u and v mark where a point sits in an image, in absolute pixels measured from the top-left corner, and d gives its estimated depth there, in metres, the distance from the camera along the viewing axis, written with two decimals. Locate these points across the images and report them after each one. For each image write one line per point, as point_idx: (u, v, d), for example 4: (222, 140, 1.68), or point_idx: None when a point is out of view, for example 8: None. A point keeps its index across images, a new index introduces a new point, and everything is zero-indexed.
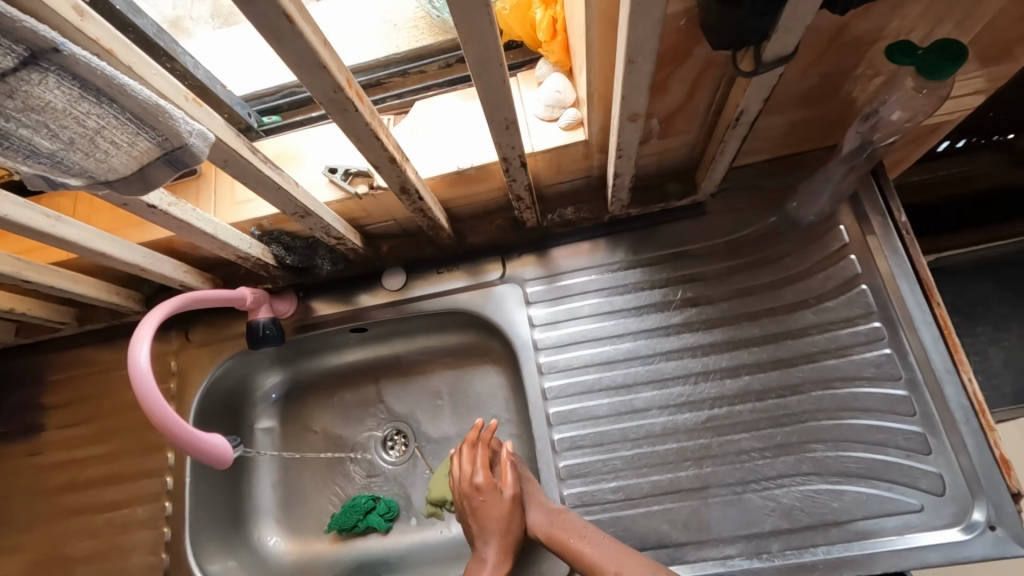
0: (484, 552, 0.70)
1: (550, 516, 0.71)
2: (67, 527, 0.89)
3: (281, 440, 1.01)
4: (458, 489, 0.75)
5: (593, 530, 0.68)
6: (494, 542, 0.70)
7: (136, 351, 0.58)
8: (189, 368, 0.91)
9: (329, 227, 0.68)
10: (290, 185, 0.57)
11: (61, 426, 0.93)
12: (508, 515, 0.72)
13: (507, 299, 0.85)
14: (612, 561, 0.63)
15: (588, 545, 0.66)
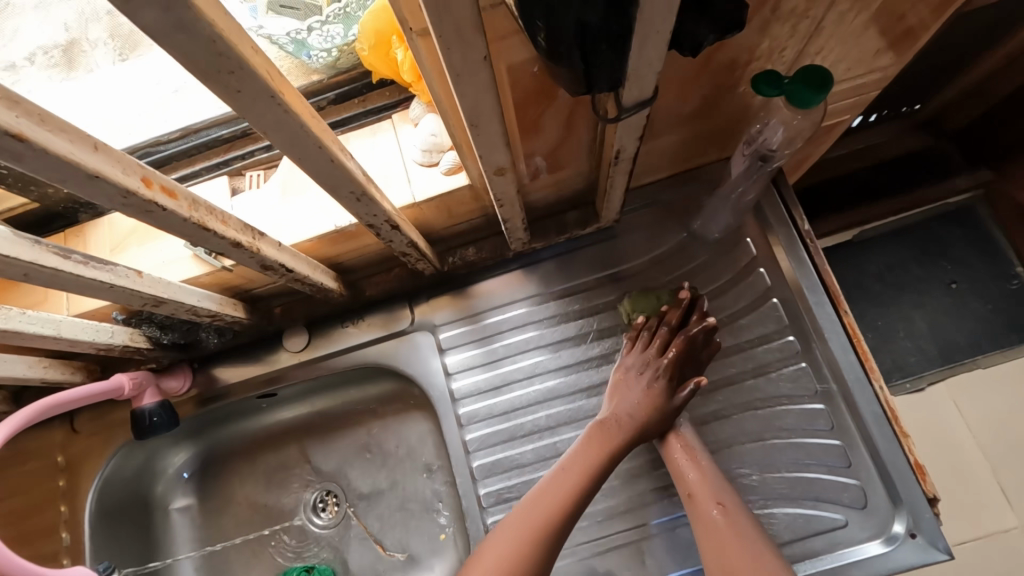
0: (568, 463, 0.64)
1: (677, 422, 0.68)
2: None
3: (200, 519, 0.93)
4: (630, 368, 0.69)
5: (697, 447, 0.66)
6: (576, 461, 0.64)
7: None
8: (78, 462, 0.83)
9: (195, 308, 0.61)
10: (128, 280, 0.50)
11: None
12: (621, 425, 0.66)
13: (419, 348, 0.79)
14: (704, 491, 0.63)
15: (686, 467, 0.65)
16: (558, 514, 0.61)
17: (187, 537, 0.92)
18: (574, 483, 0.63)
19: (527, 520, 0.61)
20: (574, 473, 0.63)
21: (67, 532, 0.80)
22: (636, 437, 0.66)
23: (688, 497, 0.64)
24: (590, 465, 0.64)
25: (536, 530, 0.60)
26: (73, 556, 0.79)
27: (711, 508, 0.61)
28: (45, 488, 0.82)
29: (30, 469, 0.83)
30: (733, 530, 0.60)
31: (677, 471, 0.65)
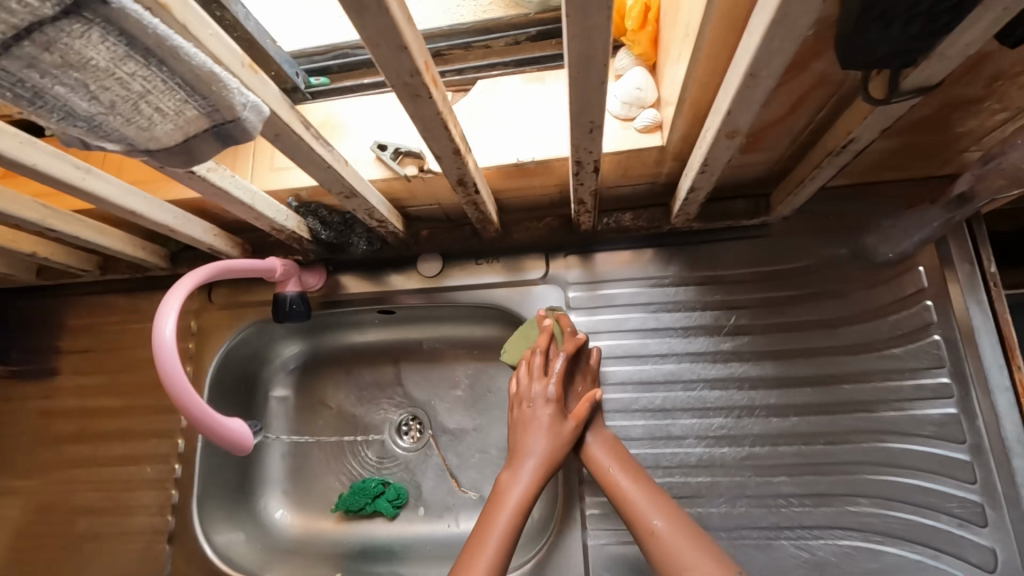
0: (504, 510, 0.59)
1: (589, 440, 0.67)
2: (76, 475, 0.87)
3: (294, 411, 0.99)
4: (528, 399, 0.68)
5: (623, 459, 0.65)
6: (514, 505, 0.59)
7: (161, 333, 0.53)
8: (208, 331, 0.89)
9: (372, 209, 0.64)
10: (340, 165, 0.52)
11: (78, 373, 0.91)
12: (539, 455, 0.64)
13: (546, 300, 0.80)
14: (643, 501, 0.61)
15: (614, 477, 0.63)
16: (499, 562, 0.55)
17: (281, 423, 0.98)
18: (513, 526, 0.58)
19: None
20: (510, 515, 0.59)
21: None
22: (554, 464, 0.64)
23: (625, 515, 0.61)
24: (525, 500, 0.60)
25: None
26: None
27: (654, 518, 0.59)
28: (177, 347, 0.89)
29: None
30: (685, 538, 0.57)
31: (611, 489, 0.63)
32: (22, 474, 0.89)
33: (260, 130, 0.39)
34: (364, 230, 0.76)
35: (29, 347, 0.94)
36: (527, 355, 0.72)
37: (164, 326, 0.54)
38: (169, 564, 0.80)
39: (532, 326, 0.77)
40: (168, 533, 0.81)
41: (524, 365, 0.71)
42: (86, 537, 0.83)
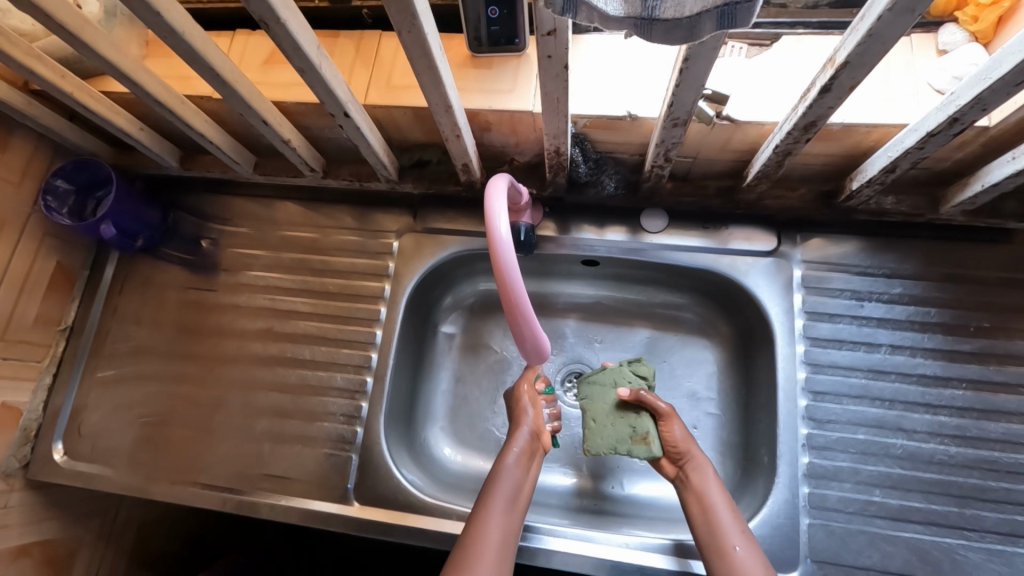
0: (505, 468, 0.69)
1: (675, 433, 0.71)
2: (255, 373, 0.87)
3: (460, 349, 0.98)
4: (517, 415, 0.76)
5: (707, 470, 0.68)
6: (524, 471, 0.70)
7: (501, 236, 0.52)
8: (409, 253, 0.88)
9: (673, 145, 0.63)
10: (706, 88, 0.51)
11: (266, 273, 0.91)
12: (525, 441, 0.73)
13: (776, 274, 0.78)
14: (729, 527, 0.62)
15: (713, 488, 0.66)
16: (511, 515, 0.65)
17: (448, 359, 0.97)
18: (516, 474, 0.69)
19: (493, 525, 0.63)
20: (509, 474, 0.68)
21: (384, 307, 0.86)
22: (535, 432, 0.75)
23: (703, 532, 0.64)
24: (524, 463, 0.71)
25: (499, 532, 0.63)
26: (385, 328, 0.85)
27: (734, 542, 0.61)
28: (374, 263, 0.88)
29: (364, 241, 0.90)
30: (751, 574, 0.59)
31: (691, 493, 0.67)
32: (198, 364, 0.89)
33: (751, 15, 0.36)
34: (615, 171, 0.79)
35: (216, 240, 0.93)
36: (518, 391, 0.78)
37: (498, 229, 0.53)
38: (355, 475, 0.79)
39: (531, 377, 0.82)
40: (355, 444, 0.81)
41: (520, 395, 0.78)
42: (266, 436, 0.83)
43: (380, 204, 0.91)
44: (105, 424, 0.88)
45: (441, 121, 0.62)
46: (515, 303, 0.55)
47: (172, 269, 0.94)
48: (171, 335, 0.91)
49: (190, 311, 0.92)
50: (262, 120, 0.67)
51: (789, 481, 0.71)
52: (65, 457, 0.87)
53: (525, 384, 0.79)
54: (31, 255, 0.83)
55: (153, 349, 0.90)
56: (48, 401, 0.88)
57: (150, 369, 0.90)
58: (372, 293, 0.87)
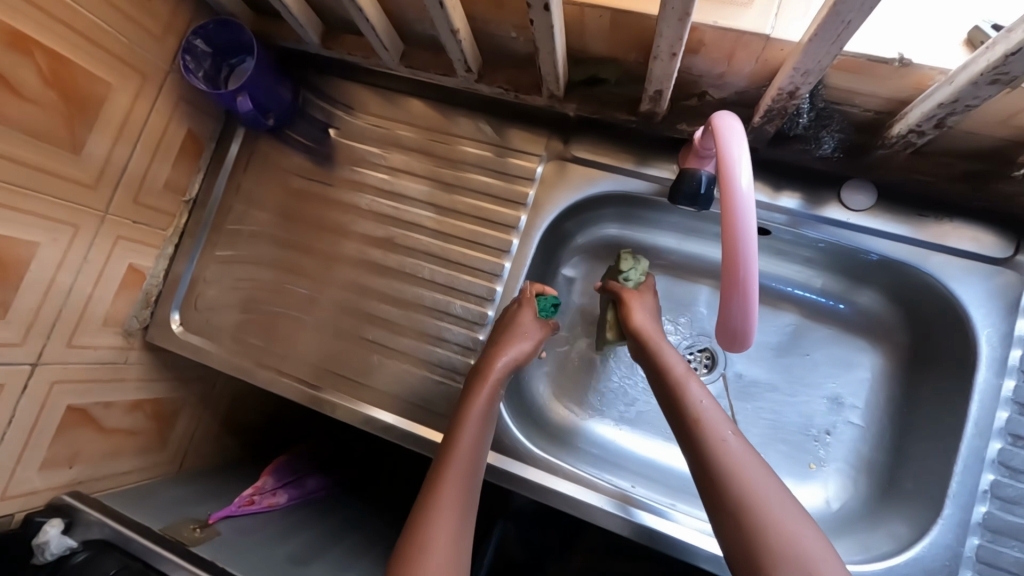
0: (471, 417, 0.65)
1: (639, 325, 0.70)
2: (371, 282, 0.82)
3: (578, 295, 0.91)
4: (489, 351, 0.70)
5: (678, 363, 0.64)
6: (490, 417, 0.67)
7: (740, 193, 0.44)
8: (551, 183, 0.79)
9: (966, 108, 0.48)
10: None
11: (392, 177, 0.84)
12: (500, 381, 0.68)
13: (1001, 287, 0.64)
14: (714, 418, 0.58)
15: (687, 379, 0.62)
16: (471, 468, 0.63)
17: (564, 303, 0.90)
18: (478, 425, 0.65)
19: (454, 480, 0.61)
20: (476, 423, 0.65)
21: (517, 239, 0.78)
22: (515, 369, 0.70)
23: (684, 427, 0.59)
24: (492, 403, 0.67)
25: (460, 487, 0.61)
26: (513, 261, 0.78)
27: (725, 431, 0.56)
28: (512, 186, 0.79)
29: (504, 161, 0.80)
30: (743, 462, 0.53)
31: (663, 391, 0.63)
32: (314, 262, 0.85)
33: None
34: (839, 128, 0.64)
35: (344, 132, 0.87)
36: (497, 323, 0.73)
37: (739, 190, 0.45)
38: None
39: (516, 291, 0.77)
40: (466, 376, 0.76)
41: (502, 326, 0.73)
42: (376, 348, 0.80)
43: (528, 121, 0.80)
44: (220, 303, 0.88)
45: (667, 33, 0.50)
46: (740, 278, 0.45)
47: (296, 155, 0.88)
48: (288, 225, 0.87)
49: (311, 204, 0.87)
50: (439, 1, 0.56)
51: (956, 527, 0.62)
52: (182, 328, 0.87)
53: (520, 304, 0.73)
54: (165, 119, 0.79)
55: (271, 236, 0.87)
56: (169, 270, 0.88)
57: (266, 257, 0.87)
58: (505, 221, 0.79)
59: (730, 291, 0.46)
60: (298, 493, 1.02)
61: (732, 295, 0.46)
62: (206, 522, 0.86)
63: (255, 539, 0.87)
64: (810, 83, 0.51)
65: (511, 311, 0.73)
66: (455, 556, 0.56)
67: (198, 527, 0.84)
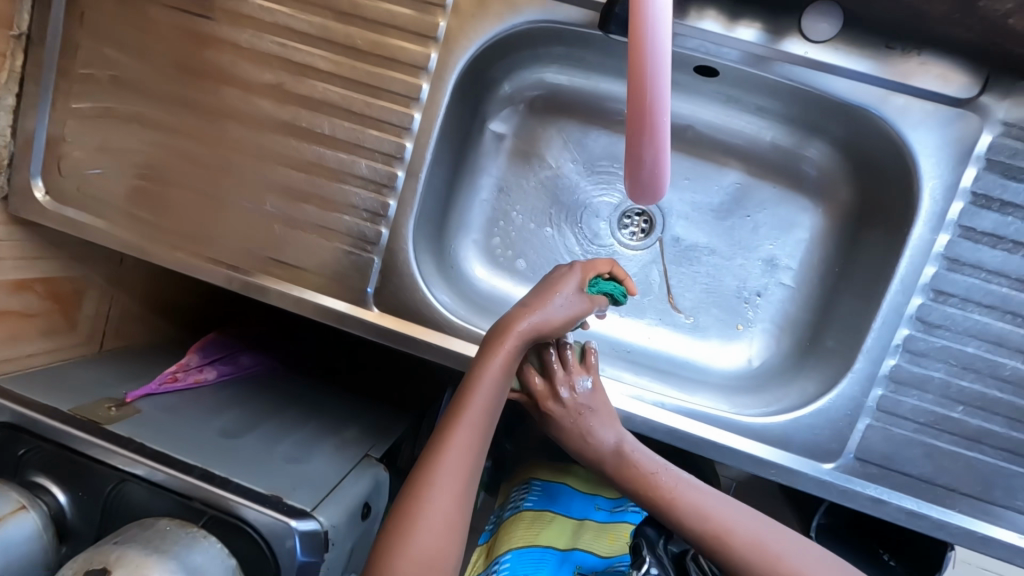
0: (485, 376, 0.59)
1: (604, 442, 0.64)
2: (262, 139, 0.70)
3: (510, 154, 0.82)
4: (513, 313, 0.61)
5: (659, 467, 0.64)
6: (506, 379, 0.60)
7: None
8: (467, 10, 0.65)
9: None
10: None
11: (273, 4, 0.68)
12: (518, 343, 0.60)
13: (960, 132, 0.58)
14: (721, 509, 0.60)
15: (672, 484, 0.62)
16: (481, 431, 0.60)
17: (493, 164, 0.81)
18: (489, 396, 0.60)
19: (454, 454, 0.58)
20: (489, 386, 0.59)
21: (428, 83, 0.66)
22: (542, 336, 0.61)
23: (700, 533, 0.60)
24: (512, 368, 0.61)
25: (459, 468, 0.58)
26: (426, 112, 0.67)
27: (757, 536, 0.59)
28: (421, 15, 0.65)
29: None
30: (763, 545, 0.58)
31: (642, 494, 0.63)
32: (193, 115, 0.71)
33: None
34: None
35: None
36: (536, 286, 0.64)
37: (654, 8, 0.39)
38: (376, 278, 0.70)
39: (562, 268, 0.65)
40: (379, 245, 0.69)
41: (541, 288, 0.63)
42: (276, 218, 0.71)
43: None
44: (89, 167, 0.75)
45: None
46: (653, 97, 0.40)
47: None
48: (157, 68, 0.71)
49: (178, 41, 0.71)
50: None
51: (863, 379, 0.62)
52: (48, 197, 0.75)
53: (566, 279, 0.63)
54: None
55: (135, 83, 0.72)
56: (17, 126, 0.73)
57: (134, 109, 0.72)
58: (413, 61, 0.66)
59: (640, 128, 0.42)
60: (229, 369, 0.99)
61: (639, 131, 0.43)
62: (123, 400, 0.82)
63: (180, 415, 0.84)
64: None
65: (555, 280, 0.63)
66: (444, 539, 0.56)
67: (114, 406, 0.80)
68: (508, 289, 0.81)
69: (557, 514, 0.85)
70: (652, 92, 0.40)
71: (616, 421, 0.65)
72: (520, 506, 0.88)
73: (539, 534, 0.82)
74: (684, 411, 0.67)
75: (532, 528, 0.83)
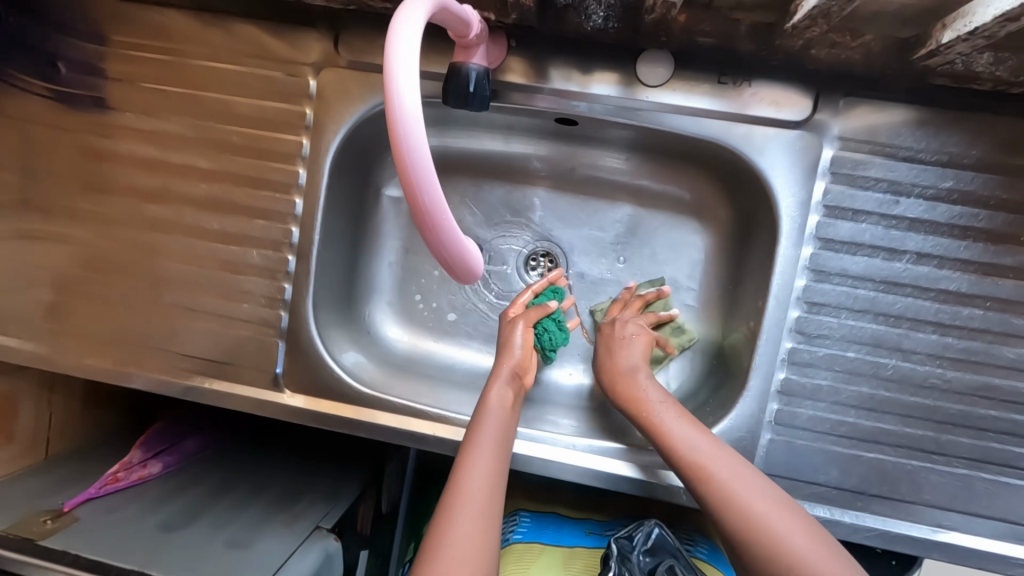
0: (490, 405, 0.62)
1: (690, 445, 0.58)
2: (156, 241, 0.72)
3: (410, 217, 0.84)
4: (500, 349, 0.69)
5: (732, 475, 0.56)
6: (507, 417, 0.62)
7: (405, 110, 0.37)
8: (331, 95, 0.68)
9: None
10: None
11: (148, 114, 0.71)
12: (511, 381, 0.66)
13: (803, 152, 0.61)
14: (795, 526, 0.52)
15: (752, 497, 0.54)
16: (498, 458, 0.58)
17: (394, 228, 0.84)
18: (499, 429, 0.61)
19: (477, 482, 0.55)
20: (499, 414, 0.62)
21: (305, 168, 0.69)
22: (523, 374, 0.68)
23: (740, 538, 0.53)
24: (513, 402, 0.64)
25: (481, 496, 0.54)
26: (306, 195, 0.69)
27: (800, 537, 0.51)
28: (287, 107, 0.68)
29: (273, 76, 0.68)
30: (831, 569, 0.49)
31: (734, 518, 0.53)
32: (88, 227, 0.74)
33: None
34: None
35: (82, 64, 0.71)
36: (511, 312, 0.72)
37: (401, 107, 0.37)
38: (283, 360, 0.71)
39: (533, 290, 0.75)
40: (280, 328, 0.71)
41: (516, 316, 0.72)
42: (179, 316, 0.72)
43: (288, 23, 0.67)
44: None
45: None
46: (423, 205, 0.39)
47: (29, 102, 0.73)
48: (49, 187, 0.74)
49: (65, 160, 0.73)
50: None
51: (759, 396, 0.63)
52: None
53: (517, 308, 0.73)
54: None
55: (29, 204, 0.74)
56: None
57: (32, 229, 0.75)
58: (288, 149, 0.69)
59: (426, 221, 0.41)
60: (174, 458, 0.99)
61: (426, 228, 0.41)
62: (59, 511, 0.82)
63: (121, 514, 0.84)
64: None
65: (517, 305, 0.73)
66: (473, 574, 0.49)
67: (50, 518, 0.80)
68: (428, 347, 0.82)
69: (545, 547, 0.84)
70: (426, 197, 0.39)
71: (738, 460, 0.57)
72: (508, 539, 0.86)
73: (529, 565, 0.80)
74: (598, 452, 0.67)
75: (520, 560, 0.81)
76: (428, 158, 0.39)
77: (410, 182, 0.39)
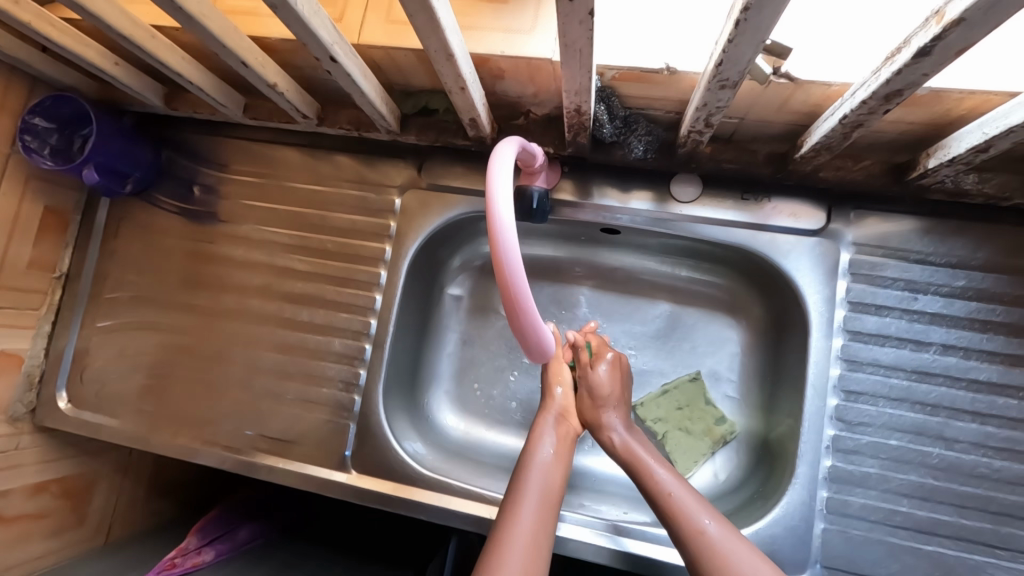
0: (534, 461, 0.63)
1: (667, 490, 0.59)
2: (252, 332, 0.83)
3: (467, 312, 0.94)
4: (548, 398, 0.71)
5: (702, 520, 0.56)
6: (554, 473, 0.63)
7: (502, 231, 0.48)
8: (412, 210, 0.81)
9: (879, 113, 0.49)
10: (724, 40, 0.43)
11: (258, 225, 0.85)
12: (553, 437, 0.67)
13: (825, 255, 0.69)
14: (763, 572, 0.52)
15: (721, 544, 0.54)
16: (545, 511, 0.59)
17: (454, 322, 0.93)
18: (543, 486, 0.61)
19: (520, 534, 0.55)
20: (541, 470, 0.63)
21: (386, 270, 0.80)
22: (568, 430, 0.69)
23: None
24: (562, 448, 0.66)
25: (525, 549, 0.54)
26: (386, 292, 0.80)
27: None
28: (375, 220, 0.82)
29: (365, 196, 0.82)
30: None
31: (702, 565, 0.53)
32: (194, 319, 0.85)
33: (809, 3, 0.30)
34: (645, 131, 0.69)
35: (211, 187, 0.87)
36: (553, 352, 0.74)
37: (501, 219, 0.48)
38: (353, 443, 0.77)
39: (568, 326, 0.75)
40: (353, 411, 0.78)
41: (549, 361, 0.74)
42: (263, 398, 0.80)
43: (381, 155, 0.83)
44: (106, 375, 0.87)
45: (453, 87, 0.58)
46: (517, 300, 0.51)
47: (163, 217, 0.88)
48: (167, 286, 0.87)
49: (184, 263, 0.87)
50: (242, 63, 0.58)
51: (808, 483, 0.66)
52: (70, 404, 0.87)
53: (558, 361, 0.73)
54: (17, 201, 0.78)
55: (148, 300, 0.87)
56: (50, 347, 0.88)
57: (147, 321, 0.87)
58: (373, 254, 0.81)
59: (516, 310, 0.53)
60: (227, 547, 1.01)
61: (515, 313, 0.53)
62: None
63: None
64: (726, 100, 0.51)
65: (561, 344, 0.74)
66: None
67: None
68: (483, 434, 0.87)
69: None
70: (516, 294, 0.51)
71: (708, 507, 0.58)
72: None
73: None
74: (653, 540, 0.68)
75: None
76: (522, 268, 0.49)
77: (505, 280, 0.49)
